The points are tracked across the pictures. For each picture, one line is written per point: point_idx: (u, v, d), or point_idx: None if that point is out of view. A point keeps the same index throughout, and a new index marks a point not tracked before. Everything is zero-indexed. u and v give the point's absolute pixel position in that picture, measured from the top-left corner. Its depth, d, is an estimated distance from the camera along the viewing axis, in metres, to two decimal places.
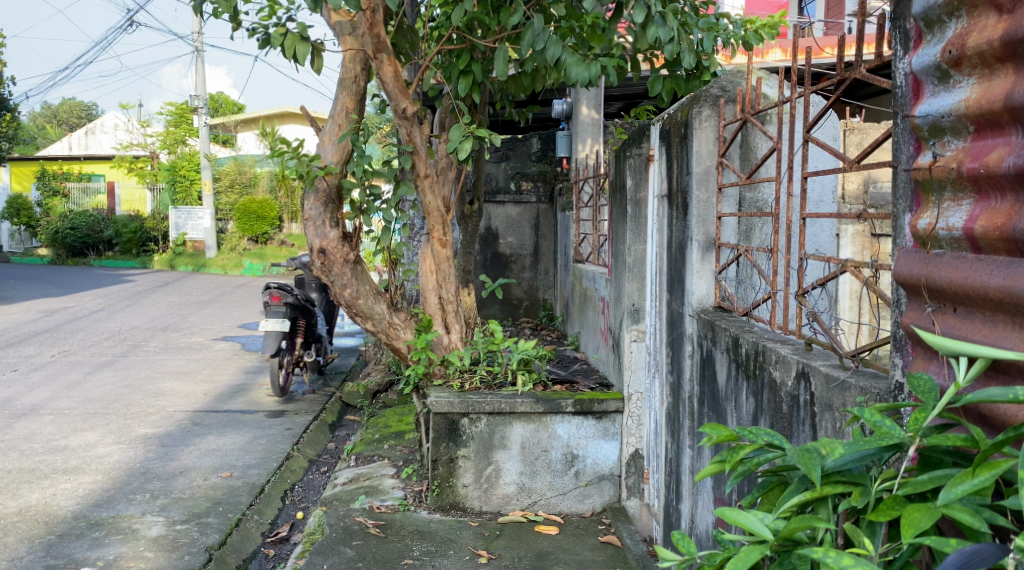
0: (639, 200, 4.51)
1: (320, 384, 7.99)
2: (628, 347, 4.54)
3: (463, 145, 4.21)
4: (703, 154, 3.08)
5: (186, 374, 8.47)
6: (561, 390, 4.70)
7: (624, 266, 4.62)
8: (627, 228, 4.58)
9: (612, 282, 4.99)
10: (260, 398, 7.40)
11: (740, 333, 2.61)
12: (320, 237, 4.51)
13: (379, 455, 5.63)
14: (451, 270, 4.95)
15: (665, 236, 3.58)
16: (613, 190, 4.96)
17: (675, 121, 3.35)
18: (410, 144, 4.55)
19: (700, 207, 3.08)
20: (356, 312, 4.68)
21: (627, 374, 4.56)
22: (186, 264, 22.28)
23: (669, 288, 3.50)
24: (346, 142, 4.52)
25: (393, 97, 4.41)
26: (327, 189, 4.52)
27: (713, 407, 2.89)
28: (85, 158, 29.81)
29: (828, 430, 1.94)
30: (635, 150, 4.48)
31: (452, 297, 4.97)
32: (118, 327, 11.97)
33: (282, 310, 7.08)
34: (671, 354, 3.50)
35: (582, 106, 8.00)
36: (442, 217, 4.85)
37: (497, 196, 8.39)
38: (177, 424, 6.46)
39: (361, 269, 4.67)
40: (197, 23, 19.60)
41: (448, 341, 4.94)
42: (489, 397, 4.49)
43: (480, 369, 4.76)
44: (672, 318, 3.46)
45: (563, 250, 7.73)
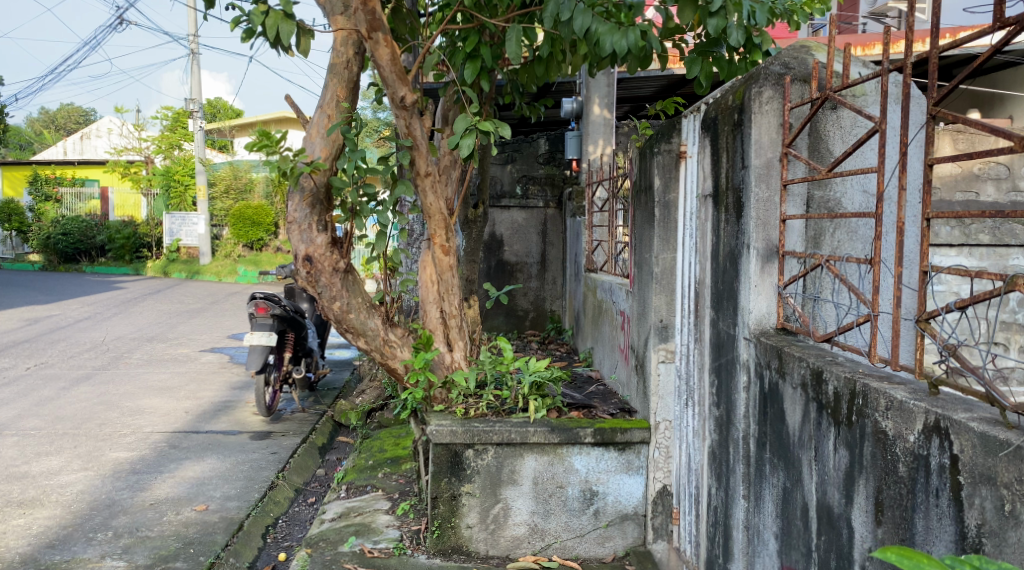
0: (668, 202, 3.98)
1: (311, 402, 7.43)
2: (655, 369, 4.02)
3: (467, 138, 3.69)
4: (763, 142, 2.54)
5: (168, 390, 7.91)
6: (578, 417, 4.15)
7: (649, 277, 4.10)
8: (653, 233, 4.06)
9: (634, 294, 4.46)
10: (245, 417, 6.84)
11: (824, 366, 2.07)
12: (307, 243, 3.95)
13: (373, 486, 5.08)
14: (454, 280, 4.40)
15: (708, 244, 3.04)
16: (634, 191, 4.45)
17: (724, 107, 2.81)
18: (409, 138, 4.00)
19: (759, 208, 2.55)
20: (347, 328, 4.13)
21: (654, 398, 4.03)
22: (181, 271, 21.77)
23: (714, 305, 2.96)
24: (336, 135, 3.98)
25: (390, 84, 3.87)
26: (316, 189, 3.97)
27: (781, 454, 2.35)
28: (79, 163, 29.31)
29: (986, 512, 1.40)
30: (662, 144, 3.97)
31: (455, 311, 4.41)
32: (102, 338, 11.40)
33: (269, 323, 6.51)
34: (716, 382, 2.96)
35: (593, 105, 7.49)
36: (445, 220, 4.29)
37: (502, 200, 7.86)
38: (153, 447, 5.90)
39: (352, 279, 4.12)
40: (193, 24, 19.09)
41: (450, 360, 4.39)
42: (497, 426, 3.95)
43: (486, 393, 4.22)
44: (718, 341, 2.92)
45: (573, 258, 7.20)
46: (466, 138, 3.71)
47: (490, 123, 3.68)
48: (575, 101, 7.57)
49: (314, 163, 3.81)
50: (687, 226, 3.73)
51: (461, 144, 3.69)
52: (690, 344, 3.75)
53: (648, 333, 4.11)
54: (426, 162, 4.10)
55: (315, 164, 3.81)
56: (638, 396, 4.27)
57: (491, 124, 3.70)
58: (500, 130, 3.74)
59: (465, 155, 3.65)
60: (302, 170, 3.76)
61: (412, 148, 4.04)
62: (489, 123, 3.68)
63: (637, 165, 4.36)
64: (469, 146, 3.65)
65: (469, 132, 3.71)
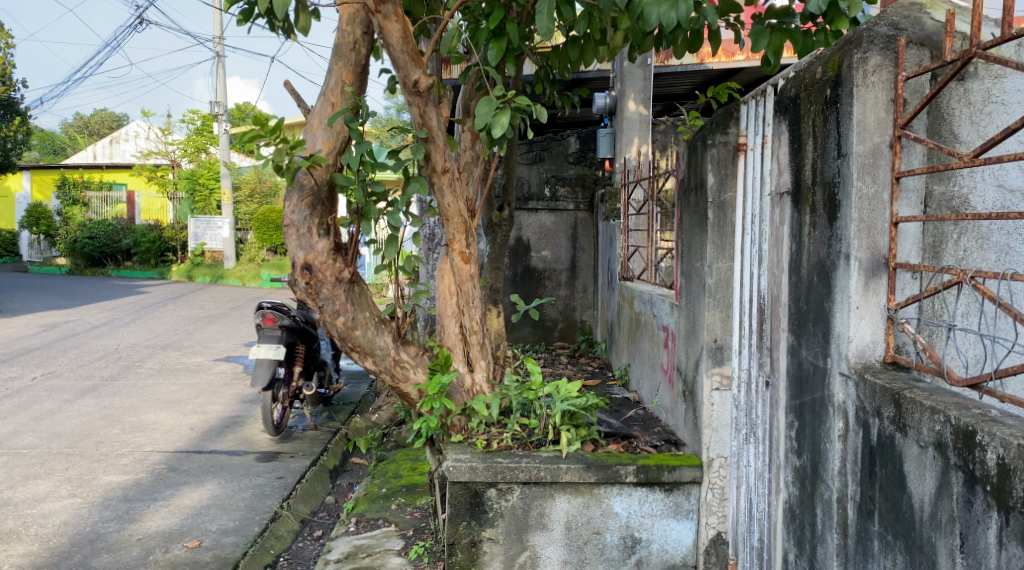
0: (723, 203, 3.44)
1: (324, 418, 6.93)
2: (708, 397, 3.47)
3: (498, 120, 3.13)
4: (869, 122, 1.97)
5: (175, 404, 7.45)
6: (617, 452, 3.60)
7: (701, 290, 3.55)
8: (705, 240, 3.50)
9: (680, 309, 3.90)
10: (253, 436, 6.36)
11: (978, 423, 1.51)
12: (306, 250, 3.44)
13: (385, 520, 4.55)
14: (476, 292, 3.86)
15: (784, 253, 2.48)
16: (680, 192, 3.92)
17: (809, 81, 2.25)
18: (424, 128, 3.48)
19: (864, 208, 1.99)
20: (352, 348, 3.61)
21: (706, 430, 3.48)
22: (205, 275, 21.50)
23: (794, 328, 2.39)
24: (339, 125, 3.47)
25: (402, 67, 3.34)
26: (317, 188, 3.46)
27: (900, 533, 1.79)
28: (107, 166, 29.26)
29: None
30: (716, 135, 3.43)
31: (476, 326, 3.88)
32: (116, 345, 11.01)
33: (276, 335, 6.03)
34: (795, 424, 2.40)
35: (628, 99, 6.90)
36: (465, 224, 3.75)
37: (529, 202, 7.33)
38: (150, 470, 5.43)
39: (358, 290, 3.60)
40: (218, 26, 18.78)
41: (471, 383, 3.86)
42: (523, 462, 3.41)
43: (511, 423, 3.68)
44: (799, 374, 2.36)
45: (605, 266, 6.67)
46: (498, 119, 3.14)
47: (525, 101, 3.17)
48: (609, 96, 7.08)
49: (314, 154, 3.27)
50: (752, 230, 3.17)
51: (492, 128, 3.13)
52: (753, 369, 3.19)
53: (699, 355, 3.56)
54: (443, 158, 3.57)
55: (315, 157, 3.27)
56: (687, 427, 3.72)
57: (526, 102, 3.17)
58: (535, 111, 3.25)
59: (497, 139, 3.11)
60: (300, 165, 3.23)
61: (428, 140, 3.52)
62: (524, 101, 3.16)
63: (684, 162, 3.82)
64: (501, 127, 3.10)
65: (501, 113, 3.16)
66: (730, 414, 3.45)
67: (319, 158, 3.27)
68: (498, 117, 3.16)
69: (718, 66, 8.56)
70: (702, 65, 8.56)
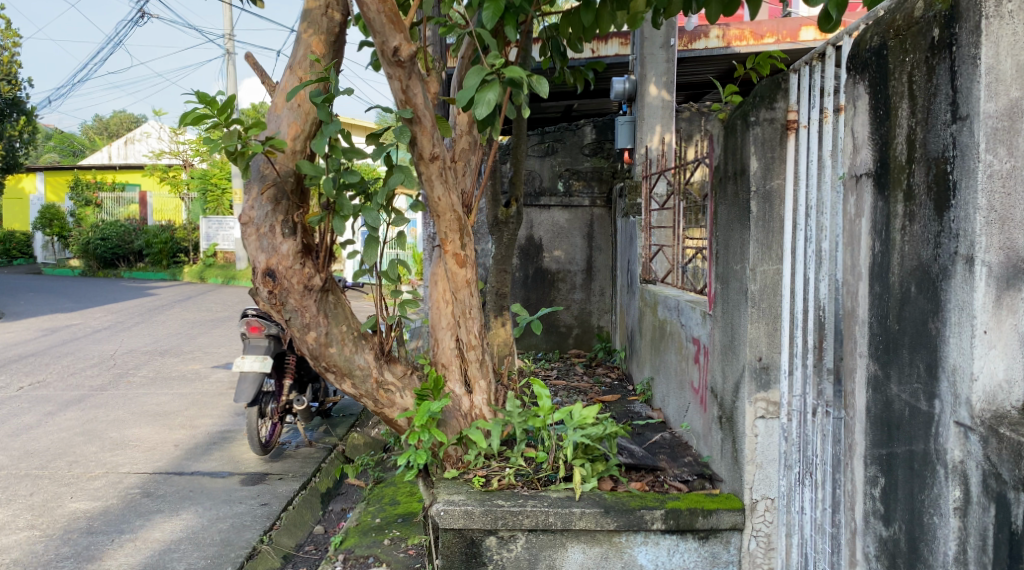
0: (769, 193, 2.87)
1: (320, 432, 6.41)
2: (750, 427, 2.91)
3: (484, 95, 2.57)
4: (1003, 70, 1.43)
5: (163, 418, 6.94)
6: (642, 492, 3.03)
7: (741, 298, 2.99)
8: (745, 239, 2.94)
9: (715, 320, 3.33)
10: (241, 454, 5.84)
11: None
12: (269, 253, 2.89)
13: (376, 557, 4.00)
14: (473, 301, 3.29)
15: (862, 255, 1.91)
16: (712, 184, 3.36)
17: (902, 24, 1.69)
18: (407, 107, 2.91)
19: (996, 189, 1.43)
20: (328, 368, 3.06)
21: (748, 466, 2.92)
22: (217, 276, 21.08)
23: (880, 354, 1.81)
24: (307, 104, 2.93)
25: (379, 31, 2.77)
26: (283, 179, 2.93)
27: None
28: (120, 167, 28.93)
29: None
30: (760, 112, 2.86)
31: (475, 340, 3.31)
32: (113, 351, 10.51)
33: (262, 345, 5.50)
34: (879, 481, 1.81)
35: (649, 84, 6.32)
36: (459, 221, 3.17)
37: (541, 198, 6.75)
38: (122, 496, 4.91)
39: (333, 301, 3.05)
40: (226, 20, 18.26)
41: (468, 406, 3.31)
42: (529, 506, 2.84)
43: (516, 456, 3.13)
44: (886, 416, 1.77)
45: (624, 266, 6.11)
46: (484, 94, 2.58)
47: (520, 70, 2.58)
48: (627, 81, 6.52)
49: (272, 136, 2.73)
50: (810, 227, 2.61)
51: (475, 106, 2.57)
52: (811, 396, 2.62)
53: (739, 375, 2.99)
54: (431, 144, 3.01)
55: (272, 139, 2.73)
56: (723, 460, 3.15)
57: (521, 71, 2.59)
58: (535, 82, 2.65)
59: (482, 118, 2.55)
60: (256, 150, 2.70)
61: (413, 121, 2.96)
62: (517, 71, 2.59)
63: (718, 147, 3.27)
64: (488, 104, 2.55)
65: (489, 87, 2.59)
66: (778, 447, 2.88)
67: (281, 139, 2.71)
68: (487, 90, 2.58)
69: (746, 48, 7.97)
70: (727, 48, 7.97)
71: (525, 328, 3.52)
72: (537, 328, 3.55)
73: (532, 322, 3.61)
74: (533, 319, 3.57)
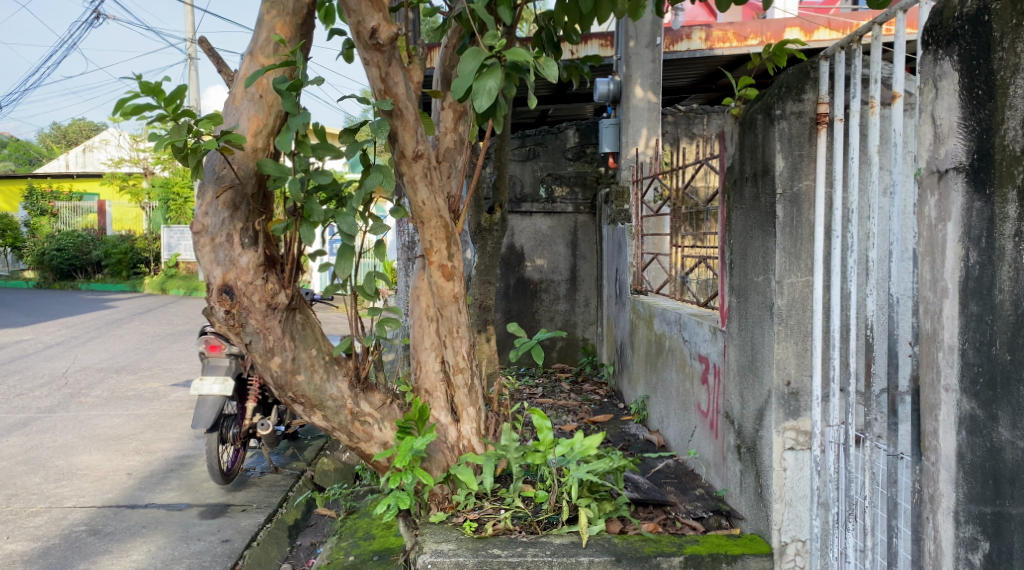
0: (796, 196, 2.55)
1: (287, 456, 5.97)
2: (778, 459, 2.57)
3: (484, 82, 2.18)
4: None
5: (116, 442, 6.43)
6: (657, 535, 2.67)
7: (764, 314, 2.66)
8: (769, 248, 2.60)
9: (729, 338, 3.00)
10: (201, 483, 5.37)
11: None
12: (225, 266, 2.49)
13: None
14: (462, 317, 2.93)
15: (946, 267, 1.57)
16: (725, 187, 3.03)
17: None
18: (387, 97, 2.54)
19: None
20: (296, 399, 2.67)
21: (776, 505, 2.58)
22: (180, 287, 20.34)
23: (985, 392, 1.48)
24: (270, 96, 2.55)
25: (356, 10, 2.40)
26: (243, 180, 2.54)
27: None
28: (78, 176, 27.99)
29: None
30: (786, 104, 2.52)
31: (463, 363, 2.96)
32: (64, 369, 9.89)
33: (222, 365, 5.07)
34: (988, 548, 1.48)
35: (635, 85, 6.01)
36: (446, 228, 2.80)
37: (522, 204, 6.40)
38: (65, 534, 4.43)
39: (300, 320, 2.66)
40: (188, 23, 17.67)
41: (456, 437, 2.96)
42: (528, 555, 2.47)
43: (511, 496, 2.75)
44: (1000, 470, 1.46)
45: (612, 276, 5.78)
46: (484, 80, 2.18)
47: (524, 52, 2.19)
48: (612, 82, 6.11)
49: (228, 128, 2.32)
50: (851, 233, 2.28)
51: (473, 96, 2.18)
52: (854, 424, 2.29)
53: (763, 401, 2.65)
54: (414, 140, 2.65)
55: (227, 134, 2.32)
56: (743, 496, 2.81)
57: (525, 52, 2.20)
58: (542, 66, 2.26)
59: (482, 111, 2.16)
60: (208, 146, 2.29)
61: (393, 115, 2.58)
62: (521, 52, 2.20)
63: (732, 145, 2.93)
64: (488, 93, 2.15)
65: (489, 72, 2.19)
66: (810, 482, 2.55)
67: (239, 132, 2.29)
68: (487, 76, 2.19)
69: (729, 51, 7.63)
70: (711, 51, 7.70)
71: (520, 350, 3.16)
72: (534, 351, 3.18)
73: (529, 345, 3.24)
74: (529, 341, 3.20)
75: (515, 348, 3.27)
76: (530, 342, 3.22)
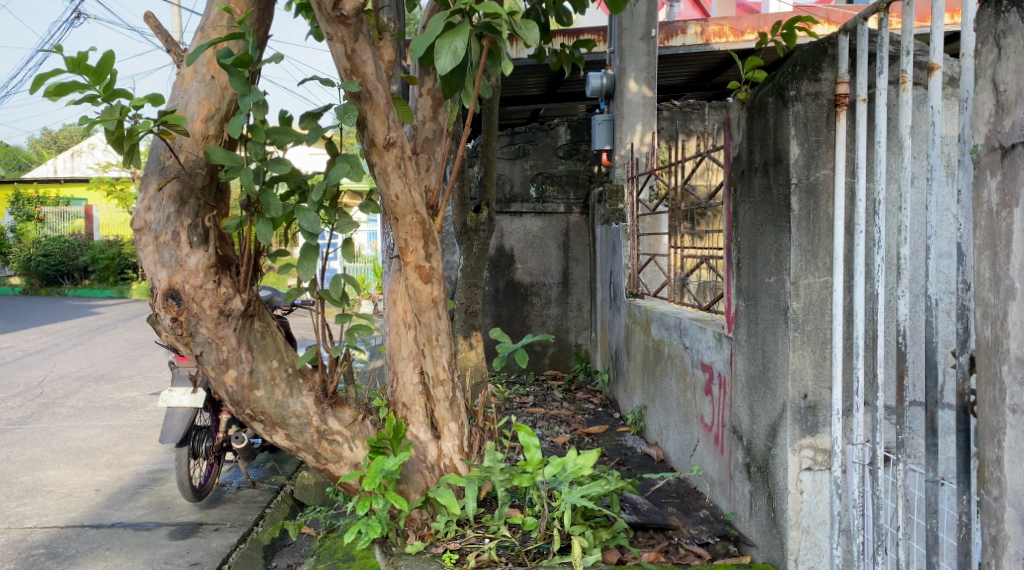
0: (813, 187, 2.28)
1: (264, 470, 5.66)
2: (795, 481, 2.29)
3: (449, 42, 2.02)
4: None
5: (86, 456, 6.11)
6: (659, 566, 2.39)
7: (777, 319, 2.39)
8: (783, 246, 2.33)
9: (736, 345, 2.74)
10: (172, 499, 5.07)
11: None
12: (172, 267, 2.22)
13: None
14: (441, 323, 2.65)
15: (1012, 264, 1.31)
16: (731, 180, 2.76)
17: None
18: (354, 78, 2.27)
19: None
20: (255, 416, 2.39)
21: (791, 533, 2.30)
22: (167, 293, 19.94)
23: None
24: (221, 76, 2.28)
25: None
26: (191, 171, 2.27)
27: None
28: (65, 180, 27.55)
29: None
30: (801, 84, 2.24)
31: (443, 374, 2.69)
32: (41, 378, 9.54)
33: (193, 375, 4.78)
34: None
35: (629, 79, 5.73)
36: (423, 225, 2.52)
37: (512, 204, 6.13)
38: (22, 558, 4.13)
39: (257, 328, 2.38)
40: (175, 25, 17.34)
41: (435, 455, 2.68)
42: None
43: (496, 522, 2.46)
44: None
45: (605, 279, 5.53)
46: (450, 40, 2.03)
47: (496, 7, 2.04)
48: (605, 76, 5.92)
49: (166, 111, 2.06)
50: (877, 229, 2.02)
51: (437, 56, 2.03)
52: (882, 443, 2.02)
53: (777, 416, 2.37)
54: (385, 127, 2.37)
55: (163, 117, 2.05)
56: (753, 521, 2.54)
57: (499, 6, 2.06)
58: (523, 26, 2.13)
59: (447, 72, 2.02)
60: (142, 129, 2.02)
61: (361, 98, 2.31)
62: (495, 7, 2.06)
63: (739, 133, 2.67)
64: (452, 53, 2.01)
65: (457, 31, 2.03)
66: (830, 507, 2.28)
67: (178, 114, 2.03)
68: (453, 36, 2.04)
69: (725, 46, 7.31)
70: (707, 46, 7.43)
71: (502, 358, 2.89)
72: (517, 356, 2.90)
73: (512, 350, 2.96)
74: (512, 347, 2.93)
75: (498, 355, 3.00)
76: (515, 349, 2.94)
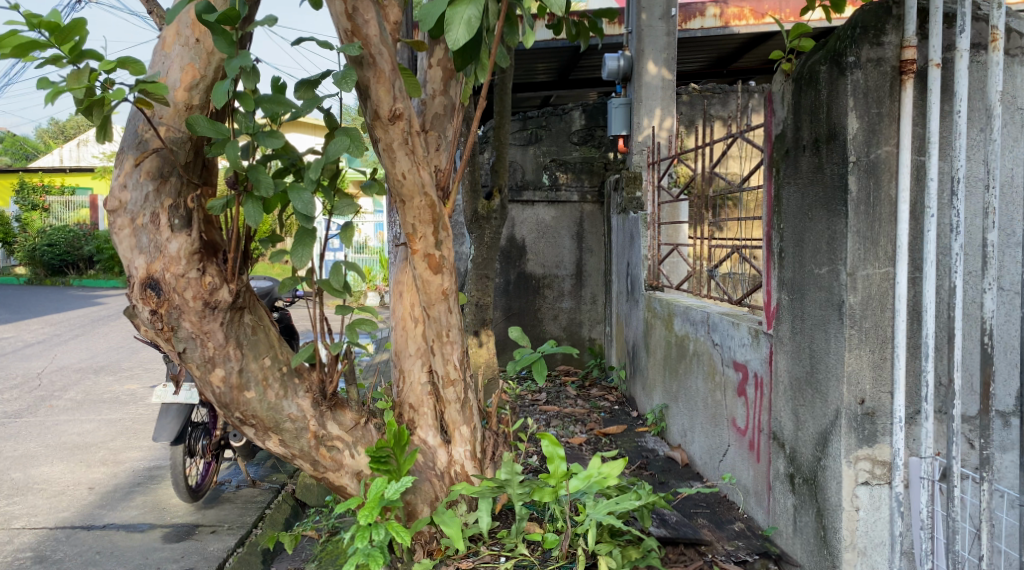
0: (873, 165, 2.01)
1: (265, 468, 5.43)
2: (851, 497, 2.04)
3: (459, 11, 1.71)
4: None
5: (81, 452, 5.89)
6: None
7: (829, 314, 2.13)
8: (837, 232, 2.08)
9: (777, 342, 2.48)
10: (168, 499, 4.83)
11: None
12: (151, 254, 1.99)
13: None
14: (452, 318, 2.41)
15: None
16: (773, 162, 2.50)
17: None
18: (355, 41, 2.05)
19: None
20: (245, 420, 2.15)
21: (846, 555, 2.05)
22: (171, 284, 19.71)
23: None
24: (206, 38, 2.04)
25: None
26: (172, 146, 2.03)
27: None
28: (69, 169, 27.32)
29: None
30: (861, 49, 1.99)
31: (455, 372, 2.44)
32: (40, 370, 9.32)
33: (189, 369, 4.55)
34: None
35: (647, 61, 5.47)
36: (433, 208, 2.27)
37: (524, 192, 5.87)
38: (7, 563, 3.91)
39: (246, 321, 2.14)
40: None
41: (445, 462, 2.45)
42: None
43: (514, 540, 2.23)
44: None
45: (622, 271, 5.27)
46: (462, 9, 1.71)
47: None
48: (621, 57, 5.54)
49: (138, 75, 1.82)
50: (955, 212, 1.76)
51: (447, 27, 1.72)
52: (959, 457, 1.77)
53: (828, 424, 2.12)
54: (391, 97, 2.11)
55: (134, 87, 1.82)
56: (798, 538, 2.29)
57: None
58: None
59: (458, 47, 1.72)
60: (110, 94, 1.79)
61: (363, 65, 2.08)
62: None
63: (784, 108, 2.41)
64: (464, 26, 1.70)
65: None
66: (889, 526, 2.03)
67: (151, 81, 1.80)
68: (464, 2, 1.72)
69: (746, 29, 7.11)
70: (727, 28, 7.15)
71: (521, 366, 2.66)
72: (535, 364, 2.67)
73: (531, 357, 2.72)
74: (531, 356, 2.69)
75: (517, 360, 2.78)
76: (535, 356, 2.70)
